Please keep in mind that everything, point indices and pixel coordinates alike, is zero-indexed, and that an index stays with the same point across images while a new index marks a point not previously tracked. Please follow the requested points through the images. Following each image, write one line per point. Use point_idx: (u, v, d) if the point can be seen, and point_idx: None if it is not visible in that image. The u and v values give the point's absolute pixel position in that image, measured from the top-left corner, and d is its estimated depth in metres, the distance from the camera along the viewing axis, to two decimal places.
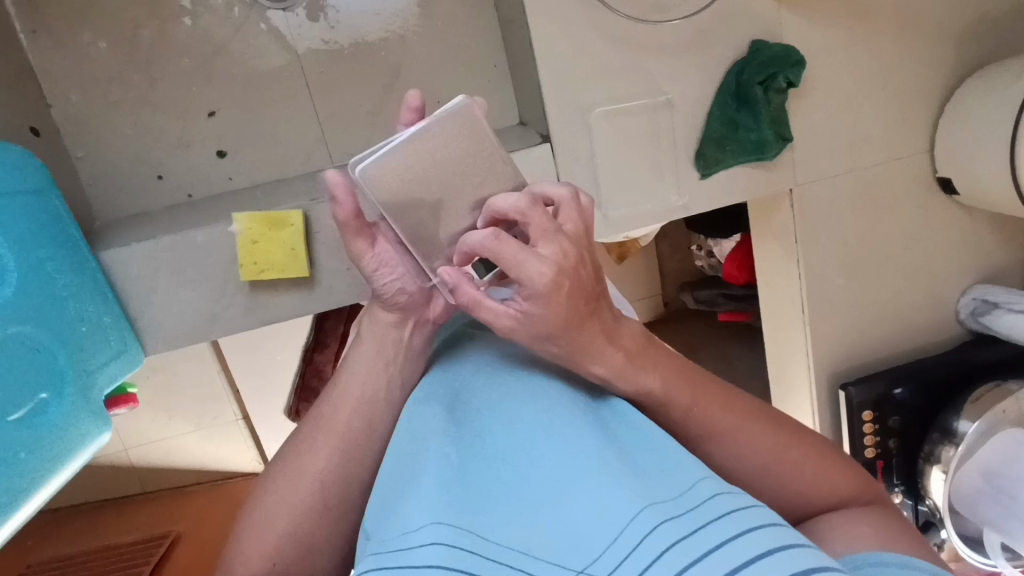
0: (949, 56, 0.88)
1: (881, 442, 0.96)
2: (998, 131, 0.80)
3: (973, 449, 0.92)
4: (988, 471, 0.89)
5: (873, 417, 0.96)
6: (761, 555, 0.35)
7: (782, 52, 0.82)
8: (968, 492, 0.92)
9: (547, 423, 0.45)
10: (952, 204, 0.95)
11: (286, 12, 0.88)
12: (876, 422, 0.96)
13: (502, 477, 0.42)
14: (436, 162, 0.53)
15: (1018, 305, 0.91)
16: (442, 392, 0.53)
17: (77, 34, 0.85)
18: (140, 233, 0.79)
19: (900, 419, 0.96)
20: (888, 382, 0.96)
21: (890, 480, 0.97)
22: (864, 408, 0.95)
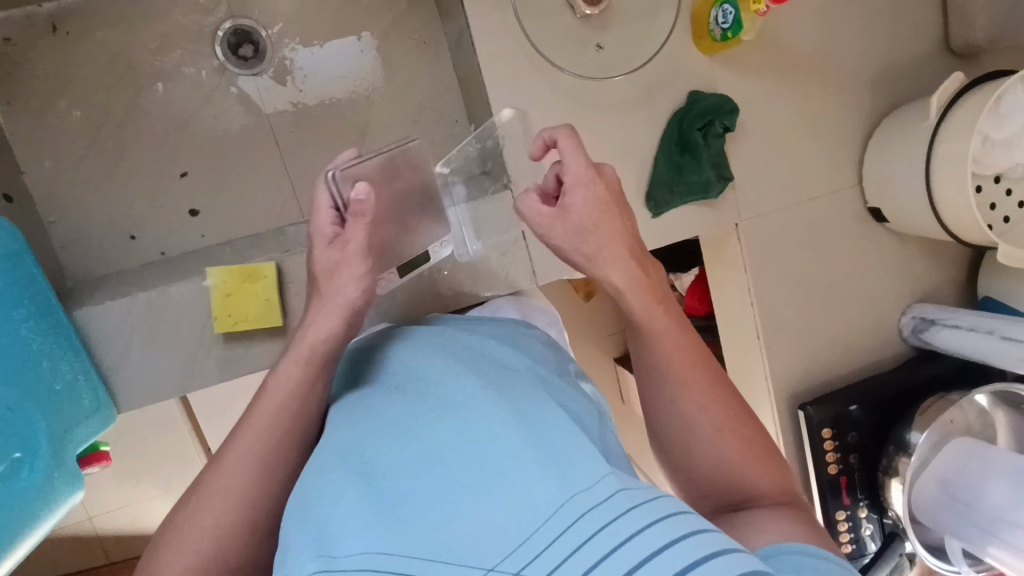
0: (867, 98, 0.97)
1: (842, 458, 1.01)
2: (915, 164, 0.89)
3: (926, 461, 0.97)
4: (944, 481, 0.94)
5: (832, 434, 1.00)
6: (669, 543, 0.37)
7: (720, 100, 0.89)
8: (926, 502, 0.96)
9: (466, 432, 0.48)
10: (884, 230, 1.03)
11: (256, 77, 0.93)
12: (835, 439, 1.01)
13: (418, 481, 0.45)
14: (383, 181, 0.75)
15: (952, 320, 0.98)
16: (368, 412, 0.56)
17: (51, 103, 0.88)
18: (113, 292, 0.81)
19: (857, 435, 1.01)
20: (845, 400, 1.01)
21: (855, 496, 1.01)
22: (824, 426, 1.00)
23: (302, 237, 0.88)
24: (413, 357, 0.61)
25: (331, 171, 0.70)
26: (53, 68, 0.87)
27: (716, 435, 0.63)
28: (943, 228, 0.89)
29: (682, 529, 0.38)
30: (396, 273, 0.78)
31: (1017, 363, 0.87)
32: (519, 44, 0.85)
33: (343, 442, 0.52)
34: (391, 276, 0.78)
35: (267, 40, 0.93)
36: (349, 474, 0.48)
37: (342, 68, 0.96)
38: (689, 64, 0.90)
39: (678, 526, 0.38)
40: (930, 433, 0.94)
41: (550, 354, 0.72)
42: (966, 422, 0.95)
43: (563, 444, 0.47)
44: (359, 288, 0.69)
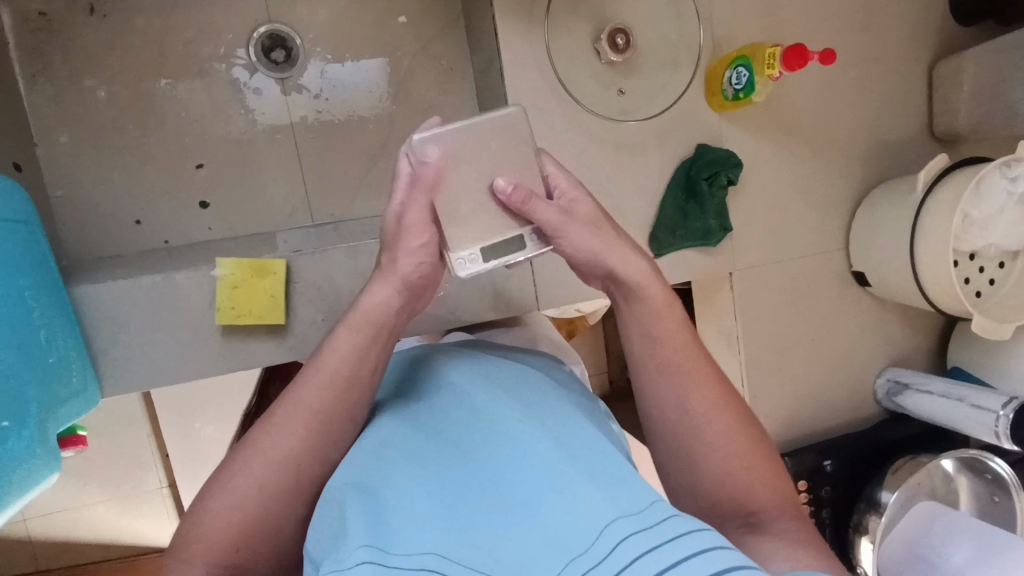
0: (858, 169, 1.04)
1: (815, 511, 1.03)
2: (900, 233, 0.95)
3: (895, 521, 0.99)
4: (909, 541, 0.95)
5: (807, 487, 1.03)
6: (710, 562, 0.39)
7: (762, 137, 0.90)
8: (894, 564, 0.96)
9: (516, 446, 0.51)
10: (865, 294, 1.08)
11: (284, 81, 0.95)
12: (810, 492, 1.03)
13: (476, 496, 0.48)
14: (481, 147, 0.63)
15: (925, 386, 1.02)
16: (413, 422, 0.58)
17: (75, 81, 0.88)
18: (115, 273, 0.79)
19: (831, 490, 1.04)
20: (818, 454, 1.04)
21: None
22: (800, 477, 1.03)
23: (312, 239, 0.89)
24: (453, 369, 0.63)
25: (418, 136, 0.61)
26: (84, 46, 0.88)
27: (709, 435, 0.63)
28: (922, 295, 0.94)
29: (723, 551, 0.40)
30: (479, 254, 0.65)
31: (982, 430, 0.93)
32: (547, 79, 0.89)
33: (393, 447, 0.55)
34: (474, 257, 0.65)
35: (300, 46, 0.95)
36: (412, 475, 0.51)
37: (370, 82, 0.98)
38: (702, 118, 0.95)
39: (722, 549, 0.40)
40: (901, 494, 0.97)
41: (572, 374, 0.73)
42: (932, 485, 0.98)
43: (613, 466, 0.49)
44: (420, 269, 0.64)
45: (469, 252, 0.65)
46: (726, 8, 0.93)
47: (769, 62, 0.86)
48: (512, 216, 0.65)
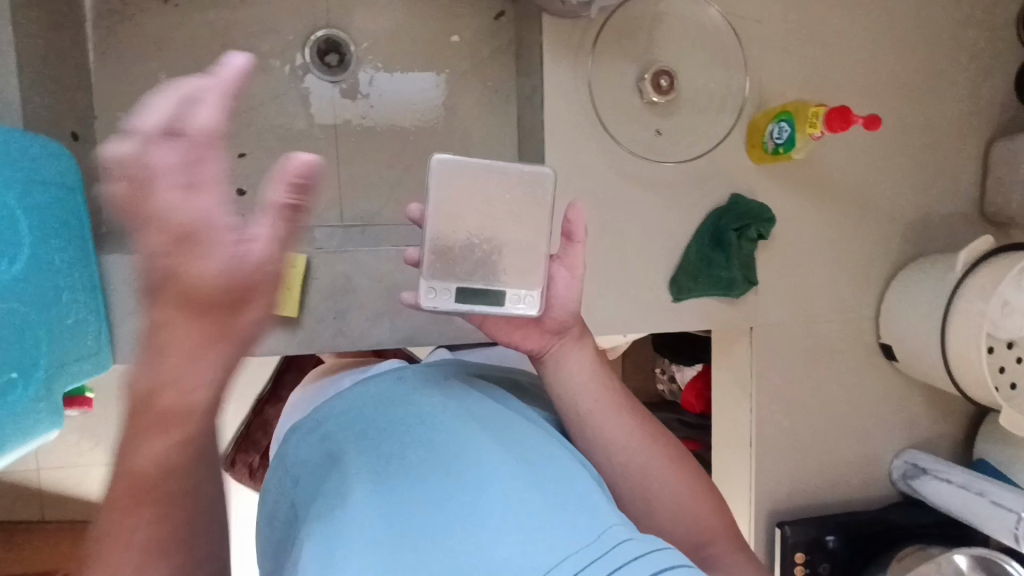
0: (897, 239, 1.01)
1: None
2: (934, 310, 0.91)
3: None
4: None
5: (804, 560, 0.98)
6: None
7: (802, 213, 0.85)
8: None
9: (471, 465, 0.49)
10: (891, 368, 1.04)
11: (334, 85, 0.98)
12: (806, 566, 0.98)
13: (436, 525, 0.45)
14: (492, 196, 0.67)
15: (944, 473, 0.97)
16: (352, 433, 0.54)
17: (141, 63, 0.93)
18: (144, 246, 0.83)
19: (829, 567, 0.98)
20: (822, 530, 0.99)
21: None
22: (798, 549, 0.98)
23: (336, 238, 0.91)
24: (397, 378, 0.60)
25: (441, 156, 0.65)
26: (152, 31, 0.93)
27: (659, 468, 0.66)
28: (950, 379, 0.90)
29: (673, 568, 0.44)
30: (451, 290, 0.66)
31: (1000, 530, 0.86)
32: (585, 111, 0.90)
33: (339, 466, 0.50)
34: (444, 292, 0.66)
35: (353, 53, 0.99)
36: (363, 494, 0.47)
37: (415, 94, 1.01)
38: (739, 168, 0.94)
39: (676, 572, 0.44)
40: None
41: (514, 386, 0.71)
42: None
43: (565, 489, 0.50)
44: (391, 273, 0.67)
45: (444, 286, 0.66)
46: (776, 62, 0.92)
47: (812, 121, 0.85)
48: (488, 267, 0.67)
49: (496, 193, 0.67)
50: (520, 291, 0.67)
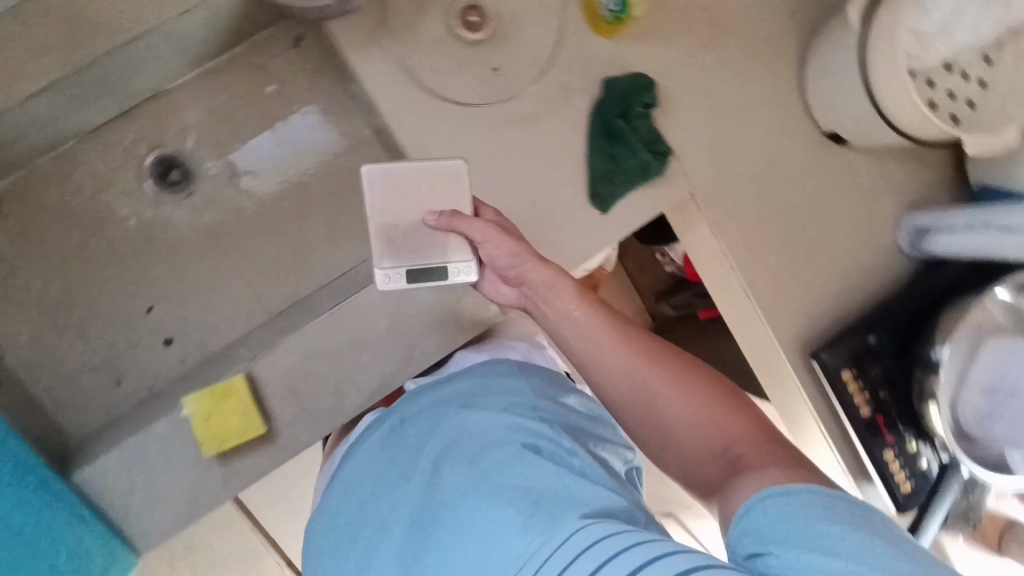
0: (784, 26, 0.94)
1: (872, 395, 0.90)
2: (849, 75, 0.83)
3: (963, 376, 0.86)
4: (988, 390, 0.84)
5: (855, 375, 0.91)
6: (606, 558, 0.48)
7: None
8: (972, 418, 0.85)
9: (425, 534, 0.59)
10: (846, 150, 0.97)
11: (190, 195, 1.00)
12: (859, 378, 0.91)
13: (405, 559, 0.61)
14: (405, 191, 0.78)
15: (944, 224, 0.91)
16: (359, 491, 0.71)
17: (17, 279, 0.93)
18: (106, 442, 0.83)
19: (882, 368, 0.91)
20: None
21: (897, 432, 0.90)
22: (843, 369, 0.90)
23: (269, 335, 0.89)
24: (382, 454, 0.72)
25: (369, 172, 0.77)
26: (9, 245, 0.93)
27: (699, 424, 0.65)
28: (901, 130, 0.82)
29: (614, 545, 0.48)
30: None
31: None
32: (415, 89, 0.85)
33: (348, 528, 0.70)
34: (398, 276, 0.77)
35: (190, 160, 0.99)
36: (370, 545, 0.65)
37: (274, 159, 1.00)
38: (590, 50, 0.88)
39: (618, 546, 0.48)
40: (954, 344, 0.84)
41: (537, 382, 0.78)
42: (991, 321, 0.85)
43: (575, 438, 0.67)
44: None
45: None
46: None
47: None
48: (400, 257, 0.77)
49: (429, 188, 0.78)
50: (461, 263, 0.79)
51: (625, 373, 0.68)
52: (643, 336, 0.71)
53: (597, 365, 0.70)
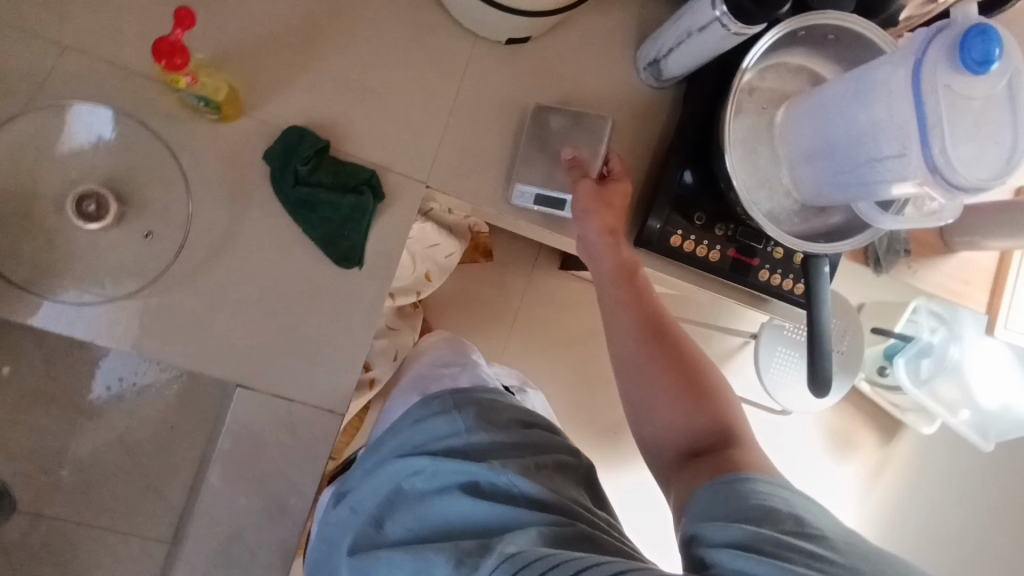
0: None
1: (710, 238, 0.72)
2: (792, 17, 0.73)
3: (768, 160, 0.72)
4: (812, 154, 0.67)
5: (690, 232, 0.72)
6: None
7: (696, 177, 0.71)
8: (814, 185, 0.68)
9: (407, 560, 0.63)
10: None
11: None
12: (688, 232, 0.72)
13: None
14: (163, 215, 0.61)
15: None
16: (351, 513, 0.76)
17: None
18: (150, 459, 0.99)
19: (723, 222, 0.72)
20: (772, 265, 0.74)
21: (753, 262, 0.74)
22: (670, 237, 0.72)
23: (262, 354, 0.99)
24: (372, 478, 0.76)
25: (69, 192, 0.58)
26: None
27: (658, 382, 0.64)
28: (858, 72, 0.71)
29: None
30: None
31: (888, 215, 0.64)
32: None
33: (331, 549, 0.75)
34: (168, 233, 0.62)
35: None
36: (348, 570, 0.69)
37: None
38: None
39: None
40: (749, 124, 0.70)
41: (494, 402, 0.82)
42: (774, 94, 0.71)
43: (525, 459, 0.72)
44: None
45: None
46: None
47: None
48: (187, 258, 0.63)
49: (164, 199, 0.61)
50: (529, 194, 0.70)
51: (634, 334, 0.66)
52: (651, 295, 0.69)
53: (610, 320, 0.68)
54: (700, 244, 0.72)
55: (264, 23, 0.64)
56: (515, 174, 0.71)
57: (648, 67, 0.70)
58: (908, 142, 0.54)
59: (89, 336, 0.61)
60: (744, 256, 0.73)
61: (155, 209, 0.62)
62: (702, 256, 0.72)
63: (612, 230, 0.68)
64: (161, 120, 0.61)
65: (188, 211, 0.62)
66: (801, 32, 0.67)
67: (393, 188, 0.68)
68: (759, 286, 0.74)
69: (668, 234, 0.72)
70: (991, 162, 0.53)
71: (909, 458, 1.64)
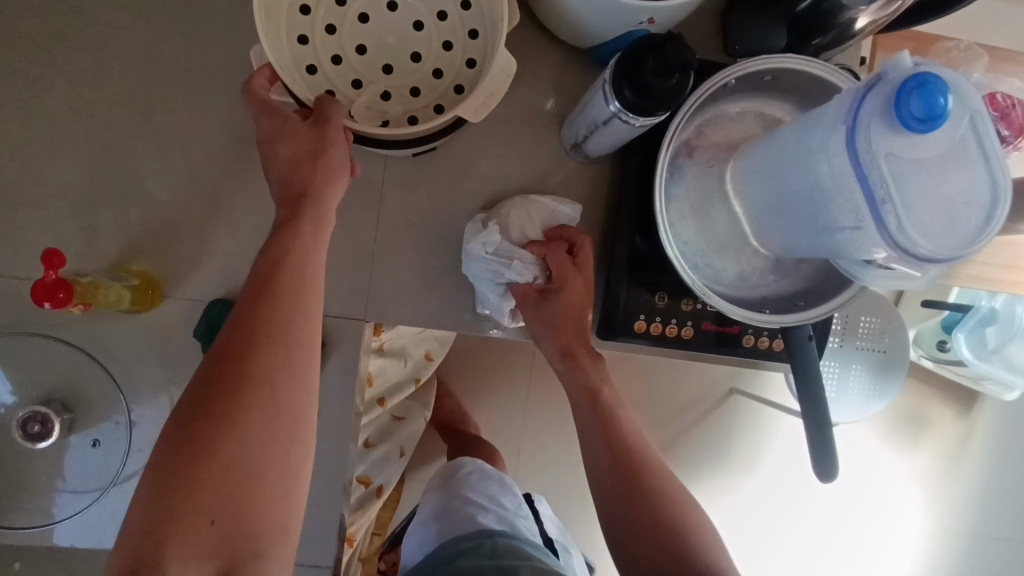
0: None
1: (681, 314, 0.65)
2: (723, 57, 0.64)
3: (725, 219, 0.63)
4: (769, 208, 0.58)
5: (650, 314, 0.65)
6: None
7: (646, 253, 0.64)
8: (782, 240, 0.60)
9: None
10: None
11: None
12: (656, 313, 0.65)
13: None
14: (107, 410, 0.62)
15: None
16: None
17: None
18: None
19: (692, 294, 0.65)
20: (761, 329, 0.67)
21: (735, 329, 0.66)
22: (634, 319, 0.65)
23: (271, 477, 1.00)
24: None
25: (14, 421, 0.60)
26: None
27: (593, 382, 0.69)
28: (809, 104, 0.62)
29: None
30: None
31: (869, 269, 0.55)
32: None
33: None
34: (121, 427, 0.62)
35: None
36: None
37: None
38: None
39: None
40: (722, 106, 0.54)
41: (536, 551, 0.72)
42: (719, 145, 0.64)
43: None
44: None
45: None
46: None
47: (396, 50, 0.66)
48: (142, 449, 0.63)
49: (105, 396, 0.62)
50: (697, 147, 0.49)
51: (558, 356, 0.69)
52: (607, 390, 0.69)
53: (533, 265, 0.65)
54: (670, 323, 0.65)
55: (169, 201, 0.62)
56: (454, 289, 0.67)
57: (573, 147, 0.65)
58: (861, 214, 0.46)
59: (71, 542, 0.63)
60: (725, 327, 0.66)
61: (94, 405, 0.62)
62: (675, 335, 0.65)
63: (567, 350, 0.68)
64: (88, 327, 0.61)
65: (126, 418, 0.62)
66: (734, 82, 0.60)
67: (329, 333, 0.65)
68: (748, 353, 0.67)
69: (631, 319, 0.65)
70: (961, 230, 0.44)
71: (993, 430, 1.48)
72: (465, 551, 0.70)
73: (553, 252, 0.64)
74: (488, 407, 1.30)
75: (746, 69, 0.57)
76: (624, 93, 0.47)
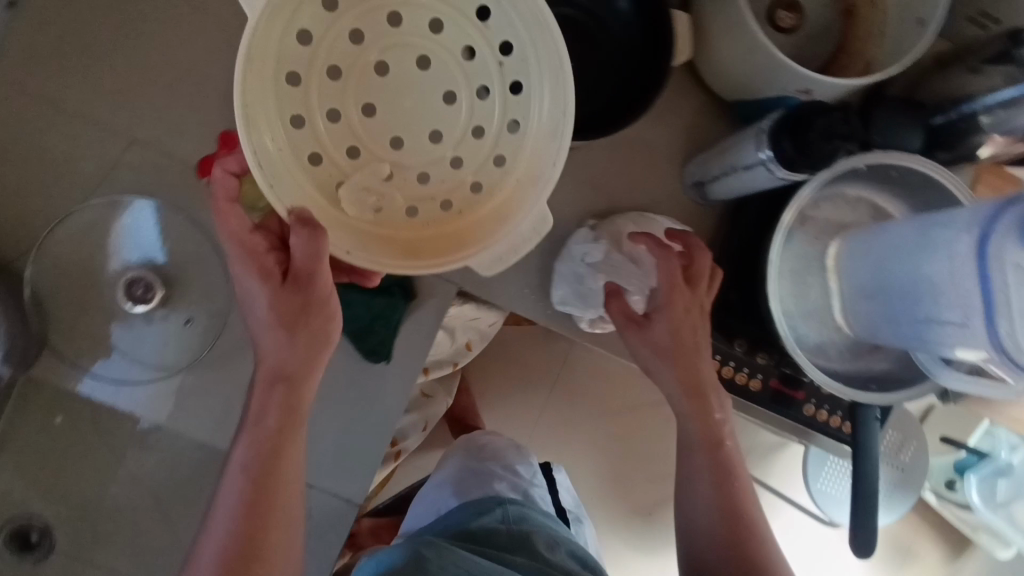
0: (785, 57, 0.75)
1: (751, 366, 0.68)
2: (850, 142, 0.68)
3: (817, 290, 0.67)
4: (866, 290, 0.62)
5: (724, 357, 0.68)
6: None
7: (735, 301, 0.67)
8: (869, 323, 0.63)
9: None
10: None
11: None
12: (730, 358, 0.68)
13: None
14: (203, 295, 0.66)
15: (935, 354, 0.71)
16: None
17: None
18: None
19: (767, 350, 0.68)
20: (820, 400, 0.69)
21: (797, 394, 0.69)
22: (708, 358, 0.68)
23: None
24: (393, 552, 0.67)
25: (120, 281, 0.66)
26: None
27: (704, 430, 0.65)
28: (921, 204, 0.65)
29: None
30: None
31: (949, 370, 0.58)
32: None
33: None
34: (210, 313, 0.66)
35: None
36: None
37: None
38: None
39: None
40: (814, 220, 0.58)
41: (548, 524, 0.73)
42: (829, 222, 0.67)
43: None
44: None
45: None
46: None
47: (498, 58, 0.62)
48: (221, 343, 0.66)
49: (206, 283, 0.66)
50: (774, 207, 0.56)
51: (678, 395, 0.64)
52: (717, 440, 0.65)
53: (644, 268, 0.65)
54: (740, 370, 0.68)
55: None
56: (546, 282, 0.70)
57: (694, 184, 0.69)
58: (971, 314, 0.50)
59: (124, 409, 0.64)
60: (789, 388, 0.69)
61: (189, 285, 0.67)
62: (741, 384, 0.68)
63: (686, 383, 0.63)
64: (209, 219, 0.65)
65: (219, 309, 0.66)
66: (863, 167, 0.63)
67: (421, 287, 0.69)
68: (804, 420, 0.69)
69: None
70: None
71: None
72: (475, 513, 0.72)
73: (666, 257, 0.61)
74: (502, 412, 1.32)
75: (881, 158, 0.60)
76: (782, 145, 0.51)
